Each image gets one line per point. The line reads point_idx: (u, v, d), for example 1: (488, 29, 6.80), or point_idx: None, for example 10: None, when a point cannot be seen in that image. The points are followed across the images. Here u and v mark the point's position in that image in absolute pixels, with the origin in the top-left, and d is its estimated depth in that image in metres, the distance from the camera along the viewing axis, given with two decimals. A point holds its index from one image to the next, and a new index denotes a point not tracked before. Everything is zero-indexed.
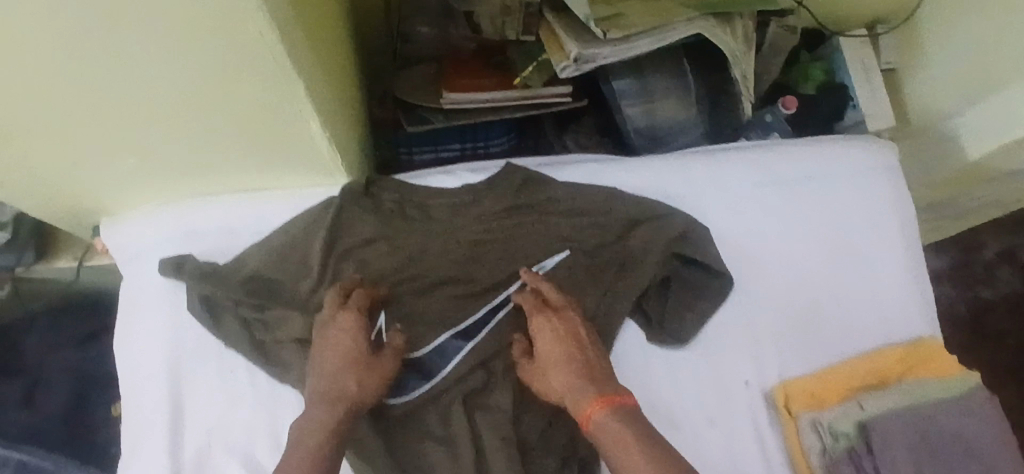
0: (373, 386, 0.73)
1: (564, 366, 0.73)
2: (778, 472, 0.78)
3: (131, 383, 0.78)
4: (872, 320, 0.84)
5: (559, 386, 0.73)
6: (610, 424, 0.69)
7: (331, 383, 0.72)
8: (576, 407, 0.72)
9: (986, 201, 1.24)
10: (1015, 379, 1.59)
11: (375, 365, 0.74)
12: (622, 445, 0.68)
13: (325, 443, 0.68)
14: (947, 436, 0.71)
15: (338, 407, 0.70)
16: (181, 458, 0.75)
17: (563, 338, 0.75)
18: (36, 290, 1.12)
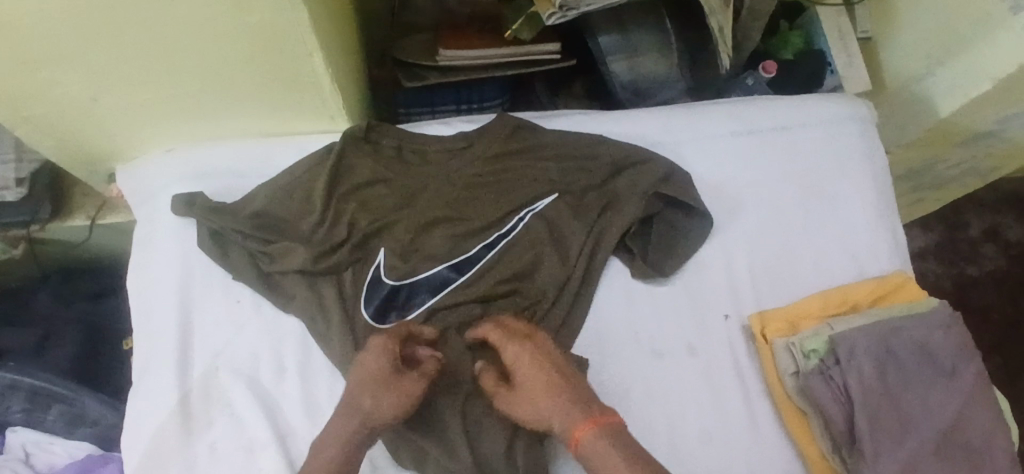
0: (393, 406, 0.72)
1: (544, 392, 0.73)
2: (755, 398, 0.82)
3: (144, 312, 0.83)
4: (844, 258, 0.88)
5: (542, 412, 0.73)
6: (599, 446, 0.69)
7: (355, 399, 0.72)
8: (564, 432, 0.72)
9: (964, 168, 1.29)
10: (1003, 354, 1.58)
11: (400, 385, 0.73)
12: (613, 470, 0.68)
13: (340, 457, 0.70)
14: (911, 345, 0.70)
15: (356, 422, 0.71)
16: (190, 378, 0.80)
17: (539, 363, 0.75)
18: (48, 252, 1.16)
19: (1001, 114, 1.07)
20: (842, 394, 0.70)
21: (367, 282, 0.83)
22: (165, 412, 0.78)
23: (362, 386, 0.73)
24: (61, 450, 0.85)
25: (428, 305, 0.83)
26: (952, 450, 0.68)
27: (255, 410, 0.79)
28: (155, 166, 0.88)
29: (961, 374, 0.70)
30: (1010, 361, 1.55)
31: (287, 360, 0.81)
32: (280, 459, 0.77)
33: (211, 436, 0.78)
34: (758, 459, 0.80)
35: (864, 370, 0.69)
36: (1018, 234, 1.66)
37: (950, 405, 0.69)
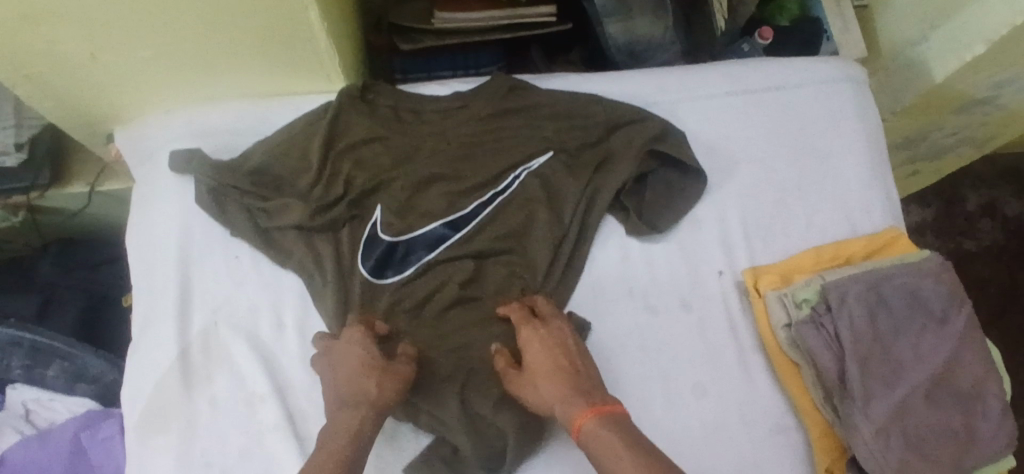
0: (393, 393, 0.73)
1: (551, 379, 0.73)
2: (749, 353, 0.83)
3: (143, 268, 0.83)
4: (837, 216, 0.89)
5: (547, 399, 0.73)
6: (599, 433, 0.68)
7: (353, 390, 0.72)
8: (566, 420, 0.71)
9: (959, 137, 1.30)
10: (998, 327, 1.57)
11: (393, 367, 0.74)
12: (612, 460, 0.67)
13: (347, 450, 0.69)
14: (902, 292, 0.70)
15: (360, 415, 0.71)
16: (190, 334, 0.80)
17: (549, 350, 0.76)
18: (50, 221, 1.17)
19: (995, 79, 1.08)
20: (834, 340, 0.70)
21: (363, 238, 0.84)
22: (165, 367, 0.78)
23: (360, 373, 0.73)
24: (61, 406, 0.84)
25: (425, 261, 0.83)
26: (942, 393, 0.68)
27: (254, 365, 0.78)
28: (155, 127, 0.89)
29: (952, 320, 0.70)
30: (1007, 334, 1.54)
31: (286, 316, 0.81)
32: (280, 412, 0.77)
33: (212, 391, 0.78)
34: (752, 410, 0.80)
35: (855, 316, 0.69)
36: (1016, 209, 1.65)
37: (942, 350, 0.69)
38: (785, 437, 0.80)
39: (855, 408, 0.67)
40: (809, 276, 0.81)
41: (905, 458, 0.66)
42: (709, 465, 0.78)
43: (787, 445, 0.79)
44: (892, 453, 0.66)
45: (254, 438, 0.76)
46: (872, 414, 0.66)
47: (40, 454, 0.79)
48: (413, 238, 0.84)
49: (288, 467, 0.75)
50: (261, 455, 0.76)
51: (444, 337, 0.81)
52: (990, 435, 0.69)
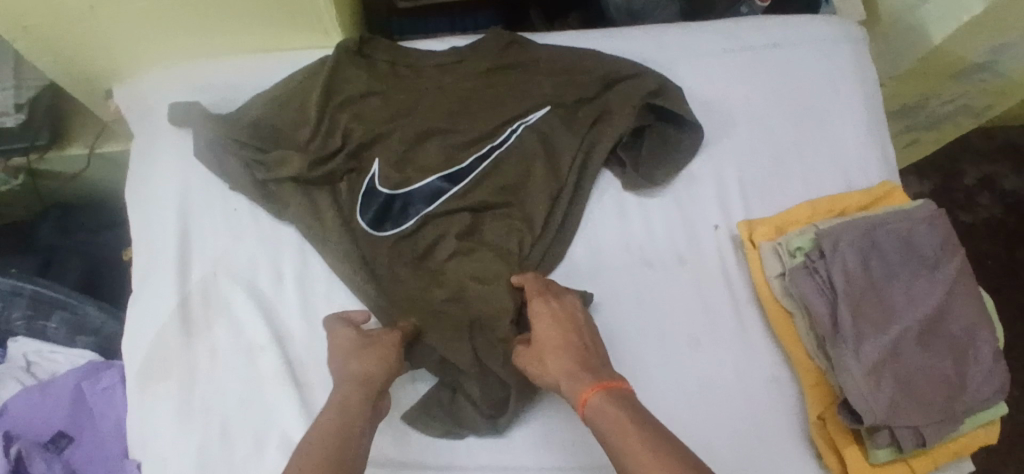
0: (390, 370, 0.73)
1: (560, 354, 0.71)
2: (744, 306, 0.83)
3: (142, 221, 0.84)
4: (834, 171, 0.89)
5: (555, 374, 0.71)
6: (608, 409, 0.65)
7: (348, 367, 0.71)
8: (572, 397, 0.69)
9: (957, 105, 1.30)
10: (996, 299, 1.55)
11: (380, 342, 0.74)
12: (616, 436, 0.63)
13: (340, 425, 0.66)
14: (894, 237, 0.71)
15: (362, 394, 0.70)
16: (189, 284, 0.81)
17: (558, 326, 0.74)
18: (52, 187, 1.17)
19: (991, 44, 1.08)
20: (826, 285, 0.71)
21: (360, 192, 0.84)
22: (165, 316, 0.79)
23: (351, 352, 0.73)
24: (63, 358, 0.84)
25: (424, 214, 0.84)
26: (933, 337, 0.69)
27: (254, 314, 0.79)
28: (156, 83, 0.89)
29: (944, 267, 0.71)
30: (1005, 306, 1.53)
31: (285, 267, 0.82)
32: (280, 360, 0.77)
33: (212, 339, 0.79)
34: (745, 363, 0.81)
35: (848, 261, 0.70)
36: (1016, 184, 1.64)
37: (934, 294, 0.69)
38: (778, 390, 0.80)
39: (847, 350, 0.67)
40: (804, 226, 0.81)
41: (895, 399, 0.67)
42: (700, 415, 0.78)
43: (781, 397, 0.79)
44: (883, 394, 0.66)
45: (253, 386, 0.77)
46: (863, 355, 0.67)
47: (40, 403, 0.79)
48: (410, 190, 0.84)
49: (287, 415, 0.76)
50: (260, 402, 0.76)
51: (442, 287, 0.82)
52: (979, 380, 0.69)
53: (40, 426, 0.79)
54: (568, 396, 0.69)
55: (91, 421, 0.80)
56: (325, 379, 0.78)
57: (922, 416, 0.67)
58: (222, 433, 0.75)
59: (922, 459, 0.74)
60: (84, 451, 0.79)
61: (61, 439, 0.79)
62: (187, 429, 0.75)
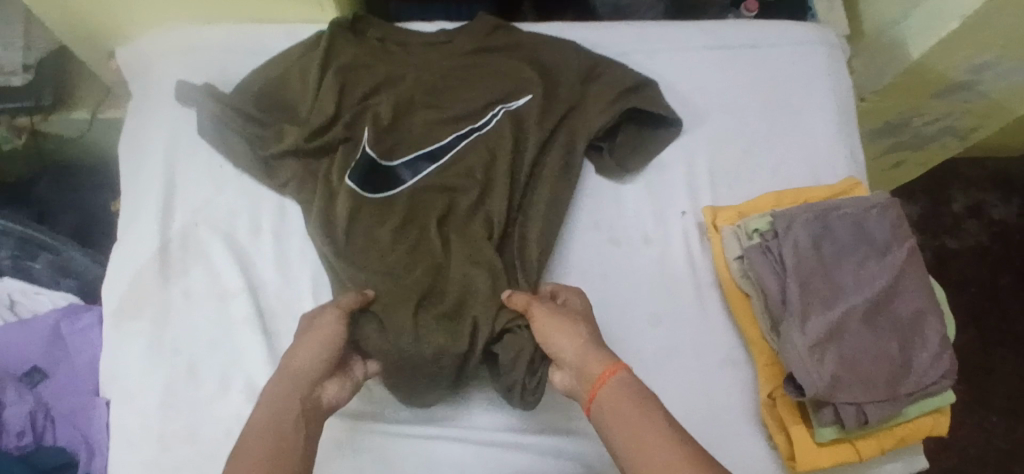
0: (326, 358, 0.70)
1: (593, 329, 0.72)
2: (706, 288, 0.86)
3: (131, 173, 0.87)
4: (800, 167, 0.92)
5: (583, 343, 0.70)
6: (640, 386, 0.65)
7: (296, 365, 0.68)
8: (593, 367, 0.68)
9: (941, 125, 1.32)
10: (977, 325, 1.51)
11: (318, 327, 0.71)
12: (635, 409, 0.63)
13: (278, 441, 0.61)
14: (845, 220, 0.74)
15: (297, 388, 0.66)
16: (171, 230, 0.84)
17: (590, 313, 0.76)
18: (54, 150, 1.22)
19: (971, 62, 1.12)
20: (778, 262, 0.73)
21: (356, 160, 0.85)
22: (145, 261, 0.82)
23: (315, 349, 0.69)
24: (45, 299, 0.87)
25: (404, 187, 0.86)
26: (880, 317, 0.71)
27: (230, 264, 0.82)
28: (164, 55, 0.93)
29: (895, 251, 0.73)
30: (986, 333, 1.50)
31: (265, 223, 0.85)
32: (252, 309, 0.80)
33: (186, 285, 0.82)
34: (702, 341, 0.83)
35: (799, 240, 0.72)
36: (1003, 213, 1.62)
37: (881, 276, 0.72)
38: (732, 370, 0.82)
39: (793, 324, 0.70)
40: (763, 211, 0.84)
41: (838, 374, 0.68)
42: (654, 387, 0.81)
43: (734, 377, 0.82)
44: (826, 368, 0.68)
45: (224, 331, 0.80)
46: (807, 329, 0.69)
47: (20, 335, 0.83)
48: (395, 163, 0.86)
49: (252, 361, 0.79)
50: (230, 346, 0.79)
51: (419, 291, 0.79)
52: (925, 364, 0.71)
53: (16, 360, 0.83)
54: (589, 361, 0.68)
55: (66, 359, 0.83)
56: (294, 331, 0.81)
57: (865, 394, 0.69)
58: (191, 373, 0.78)
59: (869, 442, 0.75)
60: (56, 386, 0.82)
61: (36, 374, 0.82)
62: (158, 368, 0.78)
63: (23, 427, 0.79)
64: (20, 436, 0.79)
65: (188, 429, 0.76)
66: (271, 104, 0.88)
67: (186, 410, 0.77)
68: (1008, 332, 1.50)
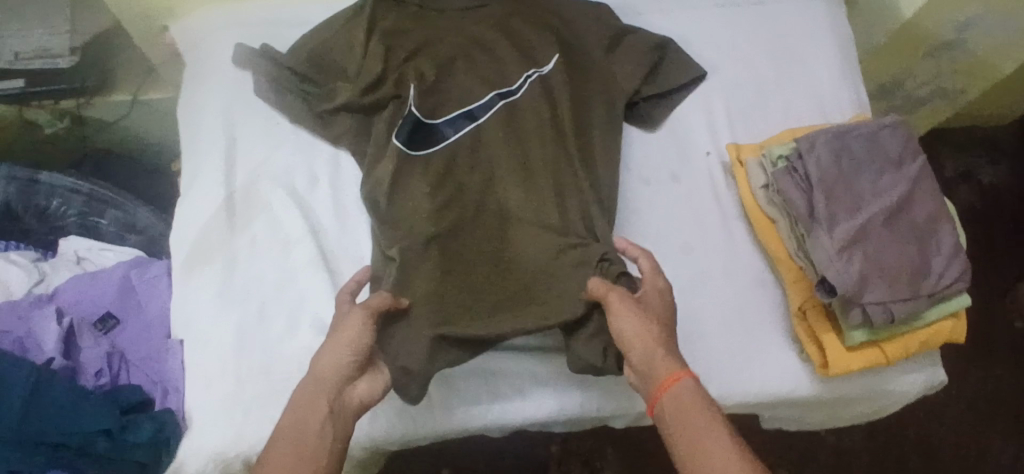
0: (350, 363, 0.71)
1: (665, 335, 0.73)
2: (732, 219, 0.92)
3: (193, 136, 0.93)
4: (812, 109, 0.99)
5: (649, 342, 0.72)
6: (700, 396, 0.69)
7: (323, 369, 0.70)
8: (658, 371, 0.71)
9: (931, 86, 1.40)
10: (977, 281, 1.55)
11: (344, 330, 0.72)
12: (700, 420, 0.67)
13: (301, 450, 0.66)
14: (862, 139, 0.81)
15: (322, 396, 0.68)
16: (234, 184, 0.90)
17: (669, 308, 0.76)
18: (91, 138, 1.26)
19: (959, 18, 1.19)
20: (803, 179, 0.81)
21: (404, 115, 0.89)
22: (212, 211, 0.88)
23: (344, 353, 0.71)
24: (111, 255, 0.93)
25: (449, 142, 0.89)
26: (898, 223, 0.78)
27: (291, 209, 0.88)
28: (217, 26, 0.99)
29: (908, 164, 0.81)
30: (986, 289, 1.54)
31: (320, 173, 0.91)
32: (315, 249, 0.85)
33: (252, 231, 0.87)
34: (732, 267, 0.89)
35: (821, 157, 0.80)
36: (991, 176, 1.66)
37: (898, 185, 0.79)
38: (762, 292, 0.88)
39: (821, 231, 0.77)
40: (782, 138, 0.90)
41: (865, 272, 0.75)
42: (691, 309, 0.86)
43: (765, 297, 0.88)
44: (853, 267, 0.75)
45: (290, 270, 0.85)
46: (835, 234, 0.77)
47: (91, 285, 0.88)
48: (438, 122, 0.91)
49: (317, 299, 0.84)
50: (296, 285, 0.84)
51: (483, 282, 0.84)
52: (942, 265, 0.78)
53: (90, 307, 0.87)
54: (652, 366, 0.71)
55: (136, 308, 0.88)
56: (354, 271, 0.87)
57: (889, 292, 0.75)
58: (262, 310, 0.83)
59: (894, 344, 0.81)
60: (127, 332, 0.86)
61: (109, 320, 0.87)
62: (230, 306, 0.83)
63: (100, 368, 0.83)
64: (97, 377, 0.82)
65: (262, 360, 0.81)
66: (322, 68, 0.94)
67: (256, 345, 0.82)
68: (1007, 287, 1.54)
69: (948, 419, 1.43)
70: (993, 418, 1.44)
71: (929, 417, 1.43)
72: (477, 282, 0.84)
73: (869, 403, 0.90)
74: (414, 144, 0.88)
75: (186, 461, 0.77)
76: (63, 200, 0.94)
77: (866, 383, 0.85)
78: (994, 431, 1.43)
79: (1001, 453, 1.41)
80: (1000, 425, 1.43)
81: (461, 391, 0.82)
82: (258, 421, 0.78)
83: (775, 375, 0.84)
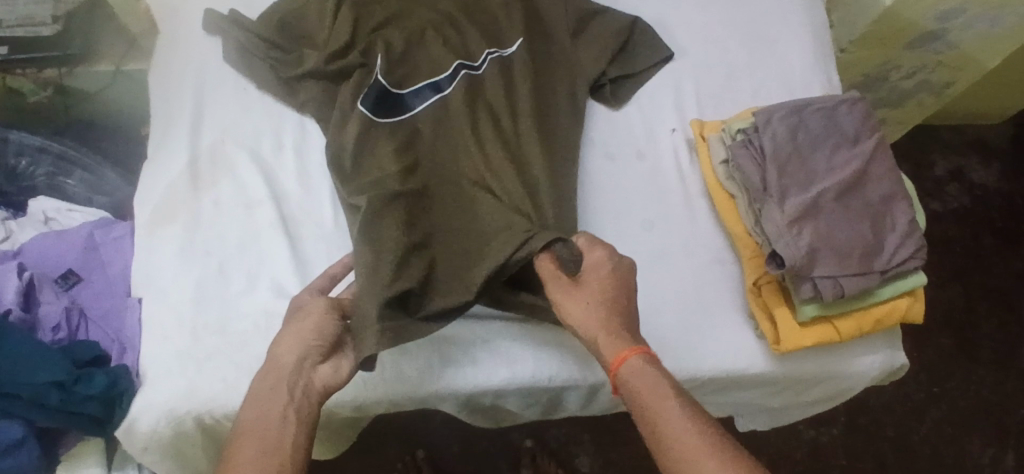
0: (309, 349, 0.71)
1: (604, 313, 0.71)
2: (694, 197, 0.92)
3: (164, 95, 0.94)
4: (782, 91, 0.99)
5: (595, 325, 0.71)
6: (651, 372, 0.68)
7: (278, 360, 0.70)
8: (607, 353, 0.70)
9: (918, 78, 1.34)
10: (962, 282, 1.44)
11: (305, 318, 0.73)
12: (653, 398, 0.67)
13: (264, 438, 0.66)
14: (818, 118, 0.83)
15: (283, 384, 0.69)
16: (199, 144, 0.90)
17: (609, 279, 0.73)
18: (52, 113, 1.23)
19: (940, 8, 1.17)
20: (759, 154, 0.83)
21: (370, 84, 0.90)
22: (177, 171, 0.89)
23: (300, 342, 0.71)
24: (78, 216, 0.97)
25: (414, 112, 0.89)
26: (853, 199, 0.80)
27: (254, 172, 0.88)
28: None
29: (863, 142, 0.83)
30: (972, 288, 1.43)
31: (285, 138, 0.92)
32: (276, 214, 0.86)
33: (215, 192, 0.88)
34: (692, 244, 0.89)
35: (777, 131, 0.82)
36: (982, 177, 1.56)
37: (853, 160, 0.81)
38: (721, 269, 0.87)
39: (773, 205, 0.79)
40: (744, 112, 0.91)
41: (814, 246, 0.76)
42: (648, 283, 0.86)
43: (724, 274, 0.87)
44: (803, 240, 0.76)
45: (251, 232, 0.86)
46: (786, 208, 0.78)
47: (57, 242, 0.91)
48: (404, 91, 0.91)
49: (277, 260, 0.84)
50: (256, 246, 0.85)
51: (438, 255, 0.81)
52: (896, 243, 0.78)
53: (53, 265, 0.89)
54: (600, 350, 0.71)
55: (98, 266, 0.90)
56: (313, 237, 0.87)
57: (839, 267, 0.76)
58: (221, 270, 0.84)
59: (846, 321, 0.80)
60: (89, 290, 0.88)
61: (70, 277, 0.89)
62: (190, 263, 0.84)
63: (58, 323, 0.84)
64: (55, 332, 0.84)
65: (219, 318, 0.81)
66: (292, 35, 0.95)
67: (215, 301, 0.82)
68: (994, 291, 1.44)
69: (927, 418, 1.33)
70: (974, 420, 1.33)
71: (907, 416, 1.33)
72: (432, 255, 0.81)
73: (826, 387, 0.89)
74: (380, 112, 0.88)
75: (139, 417, 0.78)
76: (34, 159, 1.01)
77: (820, 363, 0.85)
78: (974, 434, 1.32)
79: (980, 455, 1.31)
80: (980, 426, 1.33)
81: (413, 355, 0.82)
82: (212, 379, 0.78)
83: (730, 353, 0.83)
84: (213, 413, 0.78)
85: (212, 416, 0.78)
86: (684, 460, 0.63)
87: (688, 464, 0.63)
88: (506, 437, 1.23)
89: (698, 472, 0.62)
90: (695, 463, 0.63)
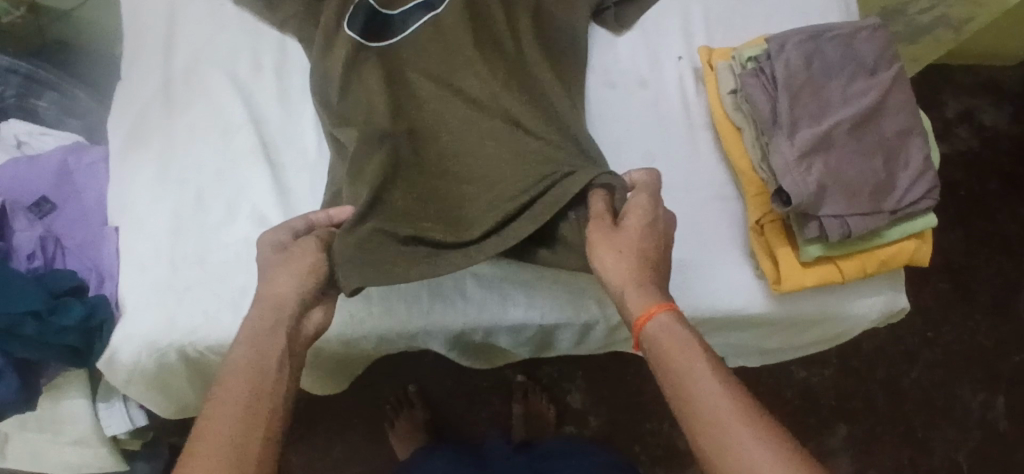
0: (308, 283, 0.66)
1: (641, 266, 0.66)
2: (698, 128, 0.87)
3: (137, 11, 0.89)
4: (795, 15, 0.92)
5: (625, 274, 0.66)
6: (678, 330, 0.63)
7: (275, 292, 0.65)
8: (633, 308, 0.65)
9: (937, 12, 1.23)
10: (963, 227, 1.41)
11: (297, 255, 0.67)
12: (682, 358, 0.61)
13: (248, 384, 0.59)
14: (835, 45, 0.78)
15: (282, 322, 0.63)
16: (173, 67, 0.86)
17: (650, 227, 0.68)
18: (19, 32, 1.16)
19: None
20: (769, 83, 0.78)
21: (356, 3, 0.84)
22: (150, 94, 0.85)
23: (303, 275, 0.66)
24: (52, 140, 0.94)
25: (404, 37, 0.84)
26: (864, 133, 0.76)
27: (232, 95, 0.83)
28: None
29: (881, 72, 0.78)
30: (974, 233, 1.40)
31: (265, 59, 0.86)
32: (255, 138, 0.82)
33: (190, 116, 0.83)
34: (693, 179, 0.85)
35: (791, 59, 0.77)
36: (994, 118, 1.49)
37: (869, 92, 0.77)
38: (722, 205, 0.84)
39: (781, 138, 0.75)
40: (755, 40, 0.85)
41: (823, 183, 0.73)
42: None
43: (725, 211, 0.84)
44: (811, 176, 0.73)
45: (229, 158, 0.82)
46: (795, 142, 0.74)
47: (30, 170, 0.86)
48: (393, 13, 0.85)
49: (259, 189, 0.80)
50: (235, 176, 0.81)
51: (440, 178, 0.77)
52: (909, 182, 0.75)
53: (25, 193, 0.85)
54: (627, 307, 0.65)
55: (74, 195, 0.86)
56: (298, 164, 0.83)
57: (848, 206, 0.73)
58: (198, 199, 0.80)
59: (850, 262, 0.77)
60: (63, 218, 0.85)
61: (44, 204, 0.85)
62: (166, 191, 0.80)
63: (33, 251, 0.80)
64: (30, 260, 0.80)
65: (198, 250, 0.78)
66: None
67: (191, 232, 0.79)
68: (995, 236, 1.40)
69: (919, 362, 1.32)
70: (966, 363, 1.32)
71: (900, 359, 1.32)
72: (414, 203, 0.75)
73: (825, 328, 0.87)
74: (369, 36, 0.84)
75: (120, 348, 0.76)
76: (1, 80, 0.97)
77: (821, 304, 0.82)
78: (964, 377, 1.32)
79: (969, 398, 1.31)
80: (971, 370, 1.32)
81: (403, 292, 0.79)
82: (192, 311, 0.76)
83: (729, 292, 0.81)
84: (195, 345, 0.76)
85: (194, 348, 0.76)
86: (712, 426, 0.57)
87: (718, 430, 0.57)
88: (498, 372, 1.22)
89: (727, 439, 0.56)
90: (726, 429, 0.57)
